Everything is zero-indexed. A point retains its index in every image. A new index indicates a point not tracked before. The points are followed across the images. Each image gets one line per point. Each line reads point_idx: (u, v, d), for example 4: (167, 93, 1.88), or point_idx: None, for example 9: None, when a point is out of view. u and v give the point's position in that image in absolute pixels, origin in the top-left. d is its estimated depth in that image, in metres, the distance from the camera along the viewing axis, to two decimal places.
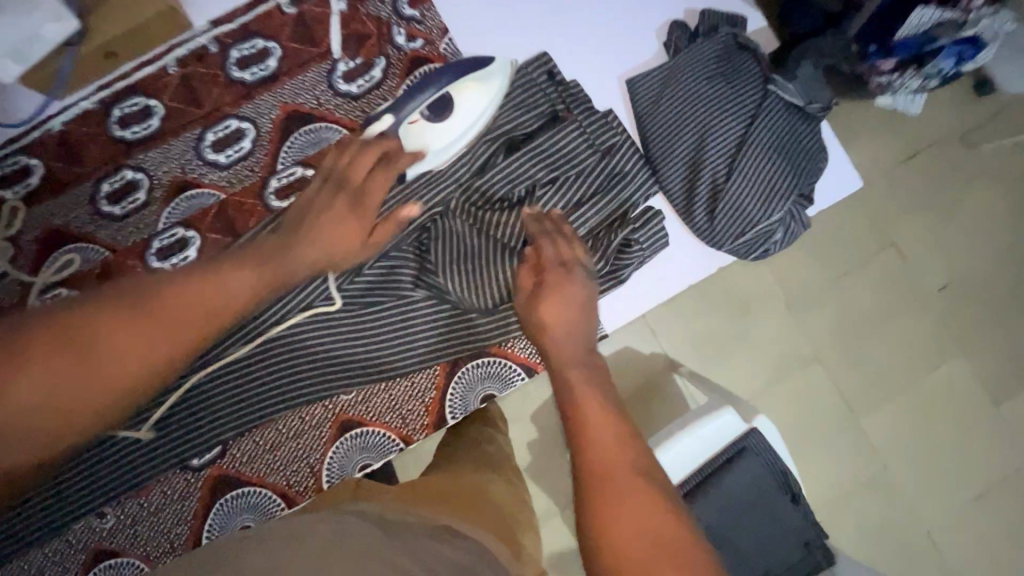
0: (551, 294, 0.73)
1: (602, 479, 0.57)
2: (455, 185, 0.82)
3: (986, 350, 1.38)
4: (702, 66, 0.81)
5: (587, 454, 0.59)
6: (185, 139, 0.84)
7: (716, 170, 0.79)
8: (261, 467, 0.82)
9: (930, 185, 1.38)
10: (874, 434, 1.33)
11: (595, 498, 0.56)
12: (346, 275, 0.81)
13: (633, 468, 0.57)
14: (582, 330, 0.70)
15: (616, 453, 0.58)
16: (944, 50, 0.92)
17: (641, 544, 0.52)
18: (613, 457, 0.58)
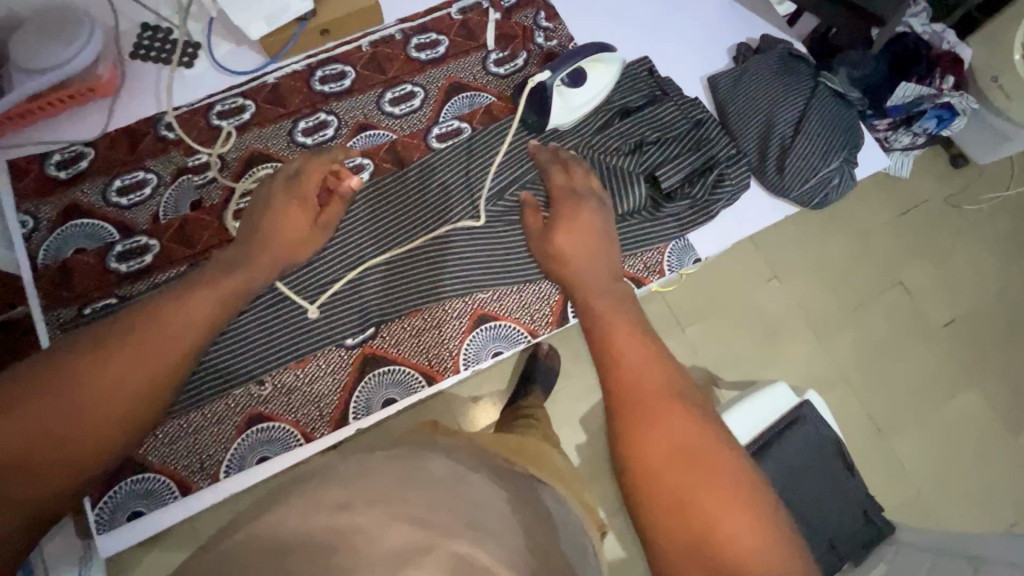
0: (567, 225, 0.87)
1: (633, 389, 0.60)
2: (580, 137, 1.05)
3: (999, 378, 1.41)
4: (768, 66, 1.08)
5: (616, 368, 0.62)
6: (369, 95, 1.09)
7: (784, 135, 1.03)
8: (409, 348, 0.96)
9: (932, 228, 1.48)
10: (905, 455, 1.34)
11: (633, 411, 0.58)
12: (492, 195, 0.99)
13: (662, 384, 0.59)
14: (599, 255, 0.83)
15: (654, 378, 0.60)
16: (927, 114, 1.21)
17: (666, 446, 0.54)
18: (646, 372, 0.61)
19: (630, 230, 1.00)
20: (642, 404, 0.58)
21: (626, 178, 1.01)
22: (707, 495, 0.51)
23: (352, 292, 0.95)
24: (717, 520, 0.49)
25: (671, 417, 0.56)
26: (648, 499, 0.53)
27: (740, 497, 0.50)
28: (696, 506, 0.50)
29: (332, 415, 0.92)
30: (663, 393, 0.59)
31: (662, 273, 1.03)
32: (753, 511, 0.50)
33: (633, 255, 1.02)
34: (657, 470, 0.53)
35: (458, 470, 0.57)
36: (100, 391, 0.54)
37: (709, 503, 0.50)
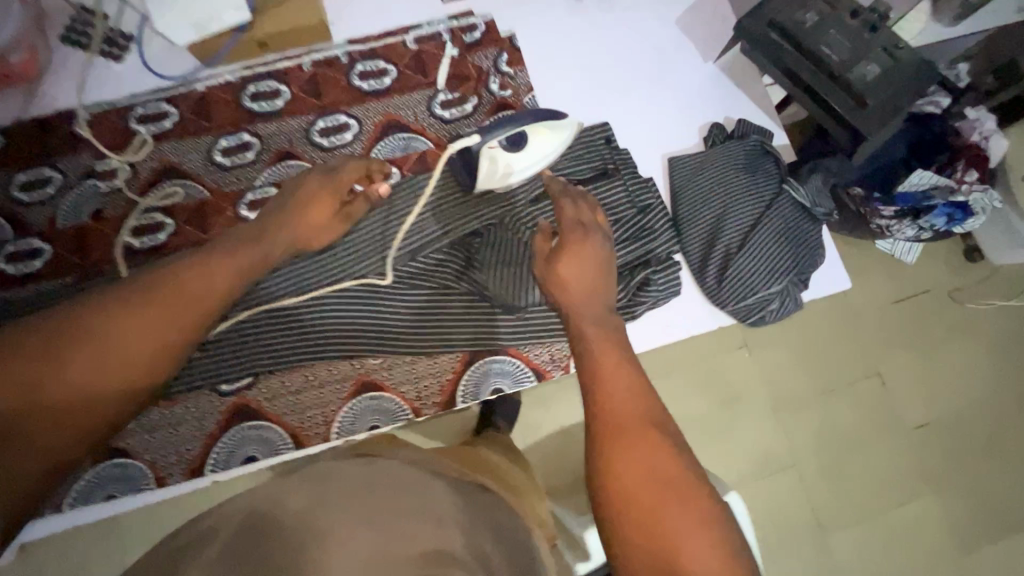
0: (569, 251, 0.79)
1: (612, 423, 0.61)
2: (510, 205, 0.96)
3: (976, 507, 1.25)
4: (733, 159, 0.98)
5: (603, 397, 0.63)
6: (299, 120, 1.02)
7: (730, 242, 0.93)
8: (281, 406, 0.90)
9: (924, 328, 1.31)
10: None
11: (614, 444, 0.59)
12: (401, 256, 0.93)
13: (644, 420, 0.61)
14: (598, 293, 0.73)
15: (633, 413, 0.61)
16: (938, 208, 1.02)
17: (645, 483, 0.56)
18: (627, 400, 0.62)
19: (540, 319, 0.93)
20: (616, 433, 0.60)
21: None
22: (673, 524, 0.54)
23: (232, 336, 0.87)
24: (681, 550, 0.52)
25: (642, 454, 0.58)
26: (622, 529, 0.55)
27: (707, 526, 0.54)
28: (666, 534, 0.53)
29: (189, 464, 0.87)
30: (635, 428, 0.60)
31: (567, 370, 0.94)
32: (715, 538, 0.54)
33: (541, 344, 0.94)
34: (631, 494, 0.56)
35: (420, 475, 0.61)
36: (126, 345, 0.63)
37: (678, 528, 0.53)
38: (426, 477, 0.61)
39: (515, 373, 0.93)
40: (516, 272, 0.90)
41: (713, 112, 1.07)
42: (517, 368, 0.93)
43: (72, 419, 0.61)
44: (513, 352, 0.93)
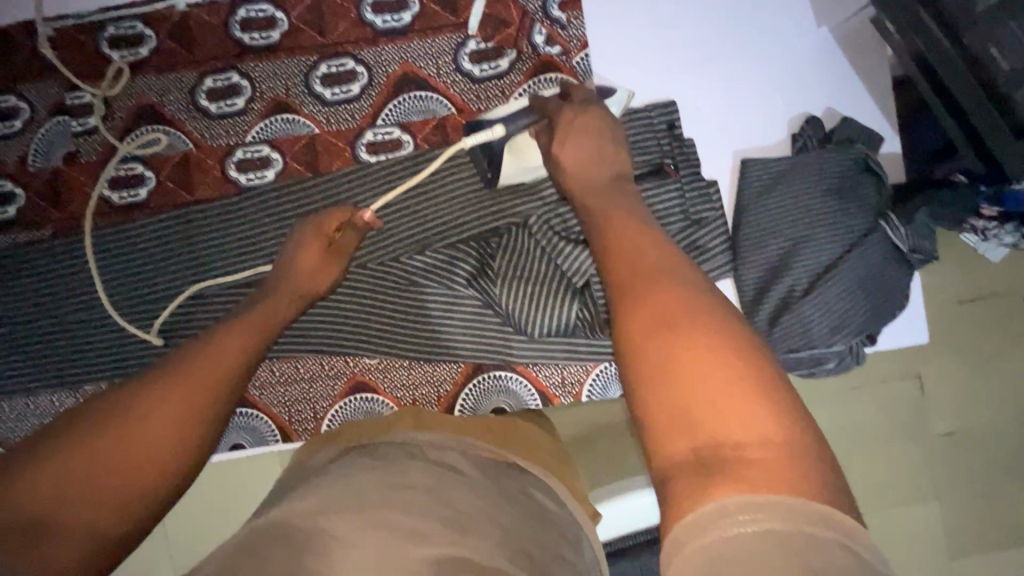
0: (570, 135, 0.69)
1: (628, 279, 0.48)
2: (538, 203, 0.81)
3: None
4: (822, 175, 0.78)
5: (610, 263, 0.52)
6: (298, 62, 0.84)
7: (794, 282, 0.78)
8: (269, 396, 0.85)
9: None
10: None
11: (635, 288, 0.47)
12: (406, 249, 0.83)
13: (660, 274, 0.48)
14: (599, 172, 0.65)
15: (643, 259, 0.50)
16: None
17: (671, 339, 0.42)
18: (636, 259, 0.51)
19: (554, 345, 0.81)
20: (644, 279, 0.48)
21: (573, 280, 0.78)
22: (713, 364, 0.41)
23: (214, 314, 0.80)
24: (711, 388, 0.40)
25: (655, 295, 0.46)
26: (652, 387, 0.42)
27: (754, 371, 0.40)
28: (696, 374, 0.41)
29: None
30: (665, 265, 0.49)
31: (577, 398, 0.85)
32: (767, 390, 0.40)
33: (553, 366, 0.84)
34: (660, 358, 0.42)
35: (438, 476, 0.58)
36: (170, 401, 0.53)
37: (711, 389, 0.40)
38: (440, 475, 0.58)
39: (520, 393, 0.85)
40: (532, 288, 0.78)
41: (810, 100, 0.84)
42: (522, 387, 0.85)
43: (120, 490, 0.48)
44: (520, 369, 0.85)
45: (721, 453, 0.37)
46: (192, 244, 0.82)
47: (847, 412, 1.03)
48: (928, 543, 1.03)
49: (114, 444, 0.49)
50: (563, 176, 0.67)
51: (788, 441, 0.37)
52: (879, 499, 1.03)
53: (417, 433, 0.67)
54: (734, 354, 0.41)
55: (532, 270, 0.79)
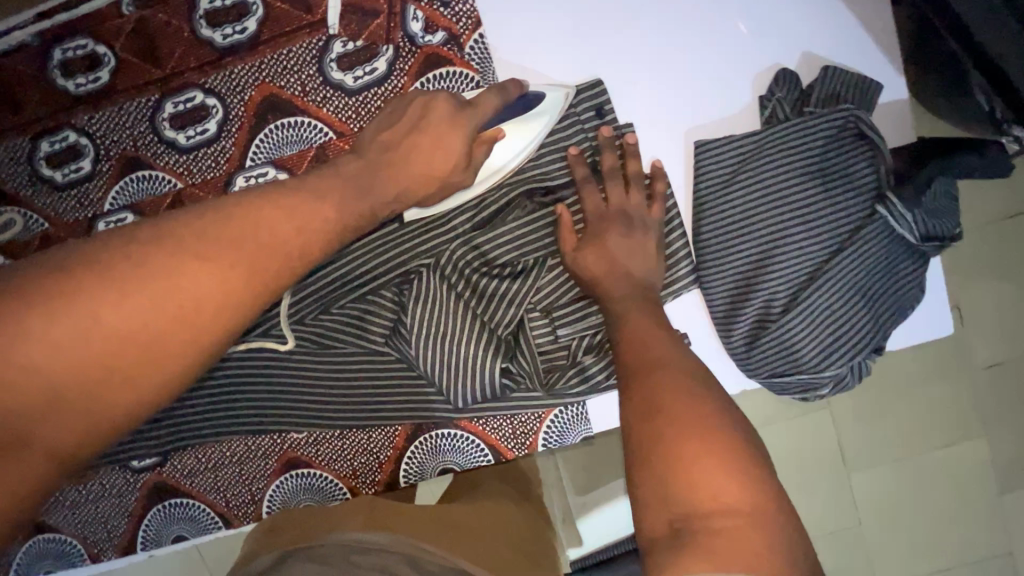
0: (607, 226, 0.62)
1: (640, 360, 0.51)
2: (449, 238, 0.67)
3: None
4: (799, 154, 0.61)
5: (631, 345, 0.54)
6: (139, 105, 0.69)
7: (774, 295, 0.62)
8: (201, 483, 0.78)
9: None
10: None
11: (634, 377, 0.50)
12: (309, 310, 0.70)
13: (668, 359, 0.51)
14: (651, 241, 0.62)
15: (658, 343, 0.53)
16: None
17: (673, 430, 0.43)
18: (659, 340, 0.53)
19: (496, 404, 0.70)
20: (647, 406, 0.46)
21: (499, 328, 0.66)
22: (699, 466, 0.41)
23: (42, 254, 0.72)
24: (697, 489, 0.40)
25: (669, 383, 0.47)
26: (646, 500, 0.41)
27: (729, 465, 0.41)
28: (692, 480, 0.40)
29: (120, 540, 0.80)
30: (671, 368, 0.49)
31: (533, 449, 0.74)
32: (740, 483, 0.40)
33: (499, 417, 0.73)
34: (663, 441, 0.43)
35: None
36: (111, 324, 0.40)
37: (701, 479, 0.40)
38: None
39: (468, 450, 0.75)
40: (454, 343, 0.66)
41: (779, 47, 0.64)
42: (470, 444, 0.75)
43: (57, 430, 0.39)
44: (465, 424, 0.74)
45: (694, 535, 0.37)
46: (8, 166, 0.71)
47: (869, 400, 0.88)
48: (973, 537, 0.89)
49: (53, 365, 0.39)
50: (621, 259, 0.61)
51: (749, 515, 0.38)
52: (912, 494, 0.89)
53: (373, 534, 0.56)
54: (723, 459, 0.41)
55: (450, 323, 0.66)
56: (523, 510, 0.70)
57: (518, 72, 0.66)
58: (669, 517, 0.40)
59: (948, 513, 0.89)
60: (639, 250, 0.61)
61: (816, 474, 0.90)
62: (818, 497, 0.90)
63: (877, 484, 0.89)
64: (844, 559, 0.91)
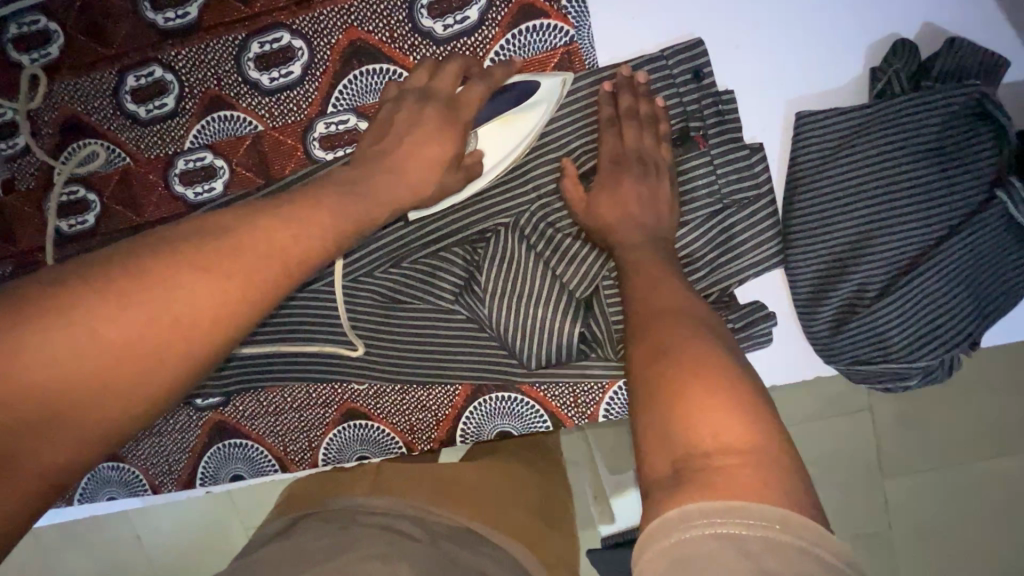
0: (621, 190, 0.60)
1: (650, 307, 0.48)
2: (532, 197, 0.66)
3: None
4: (913, 132, 0.58)
5: (640, 295, 0.50)
6: (225, 43, 0.68)
7: (870, 277, 0.60)
8: (260, 426, 0.80)
9: None
10: None
11: (639, 324, 0.47)
12: (382, 261, 0.70)
13: (672, 305, 0.47)
14: (661, 201, 0.60)
15: (663, 292, 0.49)
16: None
17: (678, 371, 0.40)
18: (661, 286, 0.50)
19: (562, 370, 0.69)
20: (652, 348, 0.43)
21: (574, 293, 0.65)
22: (701, 410, 0.37)
23: (125, 188, 0.74)
24: (692, 429, 0.37)
25: (682, 328, 0.44)
26: (652, 448, 0.38)
27: (736, 406, 0.37)
28: (693, 423, 0.37)
29: (179, 474, 0.83)
30: (676, 318, 0.46)
31: (593, 419, 0.74)
32: (749, 418, 0.37)
33: (562, 385, 0.72)
34: (672, 382, 0.40)
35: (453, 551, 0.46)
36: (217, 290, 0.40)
37: (699, 422, 0.37)
38: (395, 543, 0.49)
39: (527, 415, 0.75)
40: (528, 306, 0.66)
41: (898, 13, 0.60)
42: (529, 409, 0.74)
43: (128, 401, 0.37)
44: (526, 390, 0.74)
45: (695, 469, 0.35)
46: (95, 100, 0.72)
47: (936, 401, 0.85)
48: None
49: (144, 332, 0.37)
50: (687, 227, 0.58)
51: (756, 448, 0.35)
52: (972, 504, 0.86)
53: (375, 497, 0.57)
54: (731, 402, 0.37)
55: (525, 285, 0.66)
56: (552, 484, 0.69)
57: (614, 28, 0.64)
58: (673, 459, 0.36)
59: (1004, 524, 0.86)
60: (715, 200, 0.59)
61: (869, 474, 0.87)
62: (870, 495, 0.87)
63: (933, 489, 0.86)
64: (884, 562, 0.89)
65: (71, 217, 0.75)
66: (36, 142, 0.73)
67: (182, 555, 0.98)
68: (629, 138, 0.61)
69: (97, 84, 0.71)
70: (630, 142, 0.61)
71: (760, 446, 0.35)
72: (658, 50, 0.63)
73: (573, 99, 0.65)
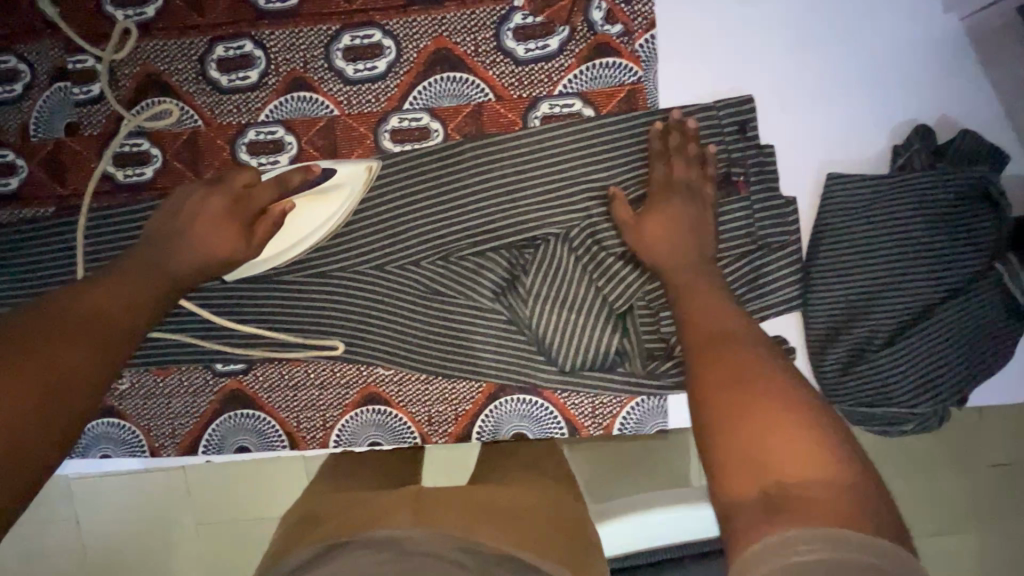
0: (666, 218, 0.66)
1: (719, 331, 0.53)
2: (582, 214, 0.71)
3: None
4: (926, 205, 0.66)
5: (696, 323, 0.55)
6: (318, 31, 0.73)
7: (878, 327, 0.67)
8: (277, 399, 0.80)
9: None
10: None
11: (702, 349, 0.51)
12: (430, 253, 0.74)
13: (730, 333, 0.52)
14: (699, 235, 0.65)
15: (720, 319, 0.54)
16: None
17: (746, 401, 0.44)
18: (722, 316, 0.55)
19: (589, 378, 0.73)
20: (731, 375, 0.47)
21: (613, 307, 0.70)
22: (773, 437, 0.41)
23: (191, 148, 0.76)
24: (774, 458, 0.40)
25: (738, 355, 0.49)
26: (732, 468, 0.41)
27: (811, 431, 0.41)
28: (766, 450, 0.41)
29: (182, 439, 0.81)
30: (738, 344, 0.50)
31: (608, 431, 0.76)
32: (825, 449, 0.40)
33: (583, 394, 0.76)
34: (747, 411, 0.44)
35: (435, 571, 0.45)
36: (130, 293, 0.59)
37: (776, 447, 0.40)
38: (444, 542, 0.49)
39: (545, 420, 0.77)
40: (569, 313, 0.70)
41: (921, 102, 0.69)
42: (548, 415, 0.77)
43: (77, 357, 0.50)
44: (548, 395, 0.77)
45: (782, 488, 0.38)
46: (179, 62, 0.75)
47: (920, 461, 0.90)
48: None
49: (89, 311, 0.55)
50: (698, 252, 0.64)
51: (837, 481, 0.38)
52: None
53: (416, 530, 0.51)
54: (807, 432, 0.41)
55: (565, 292, 0.70)
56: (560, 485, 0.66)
57: (678, 76, 0.71)
58: (759, 484, 0.39)
59: None
60: (703, 228, 0.65)
61: None
62: None
63: None
64: None
65: (131, 167, 0.77)
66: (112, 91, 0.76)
67: (138, 545, 0.95)
68: (677, 171, 0.68)
69: (184, 48, 0.75)
70: (681, 177, 0.68)
71: (832, 472, 0.38)
72: (714, 100, 0.71)
73: (632, 131, 0.71)
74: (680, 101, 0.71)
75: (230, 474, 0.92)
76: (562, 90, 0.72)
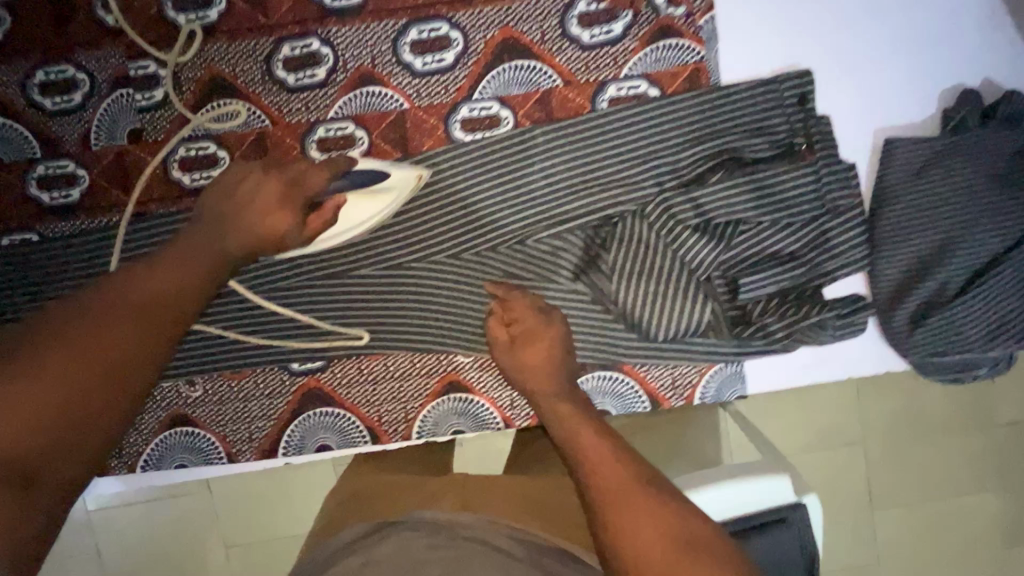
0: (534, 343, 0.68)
1: (599, 458, 0.56)
2: (655, 190, 0.73)
3: None
4: (981, 163, 0.70)
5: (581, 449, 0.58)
6: (385, 26, 0.74)
7: (947, 280, 0.71)
8: (357, 395, 0.80)
9: None
10: None
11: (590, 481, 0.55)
12: (507, 237, 0.75)
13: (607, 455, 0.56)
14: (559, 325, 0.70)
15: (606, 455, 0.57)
16: None
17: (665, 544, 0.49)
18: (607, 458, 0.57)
19: (675, 348, 0.75)
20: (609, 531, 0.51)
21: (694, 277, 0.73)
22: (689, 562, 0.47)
23: (260, 148, 0.76)
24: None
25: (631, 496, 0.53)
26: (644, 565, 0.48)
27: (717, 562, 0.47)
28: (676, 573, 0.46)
29: (260, 442, 0.80)
30: (603, 467, 0.55)
31: (690, 401, 0.79)
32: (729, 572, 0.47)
33: (663, 366, 0.78)
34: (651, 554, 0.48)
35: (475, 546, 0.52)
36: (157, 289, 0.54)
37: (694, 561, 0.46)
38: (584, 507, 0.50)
39: (627, 395, 0.79)
40: (653, 286, 0.72)
41: (965, 67, 0.74)
42: (630, 390, 0.79)
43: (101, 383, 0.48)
44: (628, 370, 0.78)
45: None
46: (244, 64, 0.75)
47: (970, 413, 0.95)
48: None
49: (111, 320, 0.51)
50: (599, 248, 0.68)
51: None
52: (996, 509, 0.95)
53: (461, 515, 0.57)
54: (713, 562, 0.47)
55: (646, 266, 0.72)
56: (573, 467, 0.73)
57: (737, 53, 0.74)
58: None
59: None
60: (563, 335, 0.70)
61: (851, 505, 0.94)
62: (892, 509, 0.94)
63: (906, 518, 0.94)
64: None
65: (198, 170, 0.77)
66: (176, 95, 0.75)
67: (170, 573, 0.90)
68: None
69: (249, 50, 0.75)
70: None
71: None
72: (772, 75, 0.74)
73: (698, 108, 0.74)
74: (740, 77, 0.75)
75: (298, 478, 0.90)
76: (627, 72, 0.74)
